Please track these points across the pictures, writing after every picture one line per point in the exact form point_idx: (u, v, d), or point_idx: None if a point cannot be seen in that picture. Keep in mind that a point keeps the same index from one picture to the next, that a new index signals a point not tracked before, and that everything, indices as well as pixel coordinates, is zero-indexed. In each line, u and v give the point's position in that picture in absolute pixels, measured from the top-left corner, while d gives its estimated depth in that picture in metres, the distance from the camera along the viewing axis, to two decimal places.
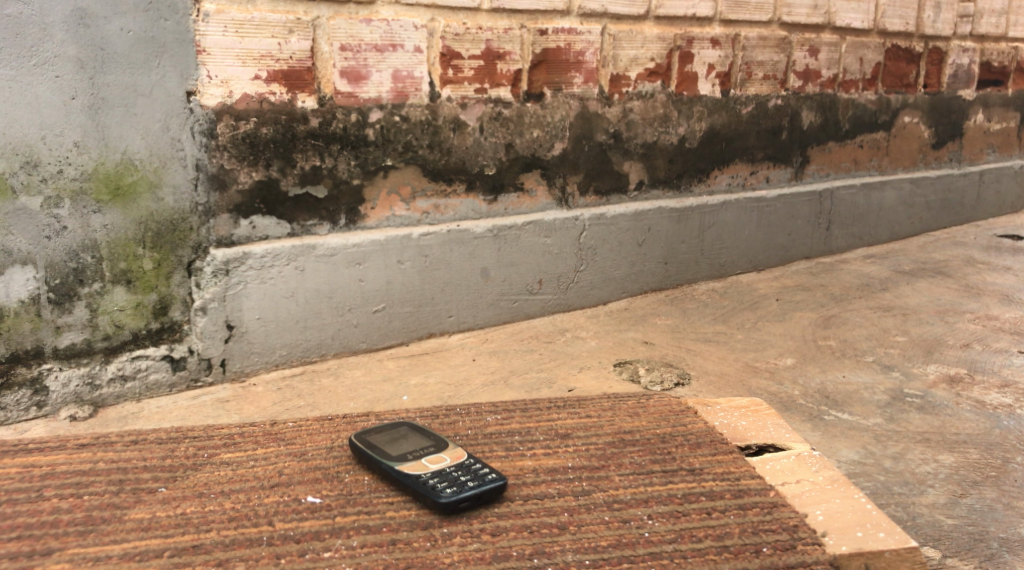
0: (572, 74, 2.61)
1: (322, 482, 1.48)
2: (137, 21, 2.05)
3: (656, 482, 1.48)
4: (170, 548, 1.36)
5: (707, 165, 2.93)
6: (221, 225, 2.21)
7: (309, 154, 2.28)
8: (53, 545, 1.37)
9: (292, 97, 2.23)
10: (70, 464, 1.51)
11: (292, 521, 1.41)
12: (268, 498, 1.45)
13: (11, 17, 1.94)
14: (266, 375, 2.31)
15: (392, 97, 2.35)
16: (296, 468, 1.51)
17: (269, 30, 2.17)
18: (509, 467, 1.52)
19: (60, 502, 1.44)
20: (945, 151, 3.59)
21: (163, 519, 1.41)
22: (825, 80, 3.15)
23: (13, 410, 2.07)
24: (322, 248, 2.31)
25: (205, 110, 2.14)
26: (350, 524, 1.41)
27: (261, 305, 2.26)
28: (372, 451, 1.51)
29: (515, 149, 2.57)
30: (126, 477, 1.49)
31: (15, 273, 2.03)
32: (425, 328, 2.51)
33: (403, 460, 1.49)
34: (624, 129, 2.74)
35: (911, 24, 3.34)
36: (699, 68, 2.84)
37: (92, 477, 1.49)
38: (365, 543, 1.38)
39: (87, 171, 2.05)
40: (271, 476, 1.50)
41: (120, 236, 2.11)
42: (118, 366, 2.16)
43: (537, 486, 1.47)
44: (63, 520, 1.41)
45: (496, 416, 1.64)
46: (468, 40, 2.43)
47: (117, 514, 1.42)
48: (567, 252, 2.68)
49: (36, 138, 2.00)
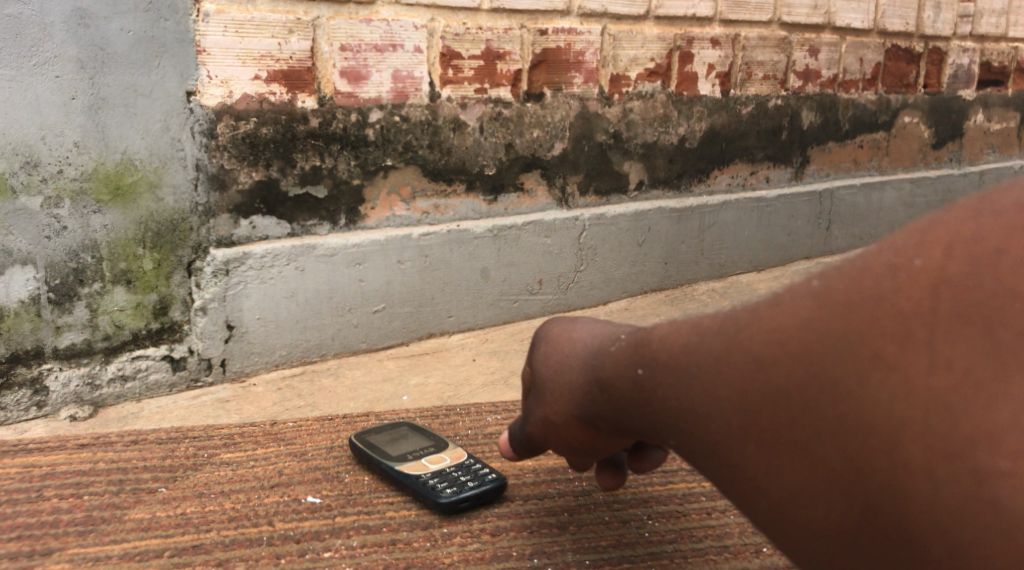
0: (572, 74, 2.60)
1: (322, 482, 1.63)
2: (137, 22, 2.04)
3: (655, 483, 1.60)
4: (170, 548, 1.47)
5: (707, 165, 2.93)
6: (221, 225, 2.21)
7: (309, 154, 2.27)
8: (54, 545, 1.48)
9: (292, 96, 2.22)
10: (70, 465, 1.68)
11: (292, 521, 1.53)
12: (267, 498, 1.59)
13: (11, 17, 1.93)
14: (266, 375, 2.33)
15: (392, 97, 2.35)
16: (296, 468, 1.68)
17: (269, 30, 2.17)
18: (510, 467, 1.66)
19: (60, 502, 1.57)
20: (945, 151, 3.60)
21: (162, 519, 1.54)
22: (825, 80, 3.14)
23: (13, 410, 2.07)
24: (322, 249, 2.32)
25: (205, 110, 2.14)
26: (350, 524, 1.52)
27: (261, 305, 2.28)
28: (372, 451, 1.64)
29: (515, 149, 2.56)
30: (126, 477, 1.65)
31: (15, 273, 2.02)
32: (425, 328, 2.53)
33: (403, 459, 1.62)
34: (624, 129, 2.73)
35: (911, 24, 3.34)
36: (699, 68, 2.83)
37: (93, 477, 1.64)
38: (365, 543, 1.47)
39: (87, 171, 2.05)
40: (270, 476, 1.65)
41: (120, 236, 2.11)
42: (119, 366, 2.16)
43: (537, 487, 1.59)
44: (64, 520, 1.53)
45: (497, 416, 1.80)
46: (468, 40, 2.42)
47: (116, 514, 1.55)
48: (567, 252, 2.69)
49: (36, 138, 1.99)
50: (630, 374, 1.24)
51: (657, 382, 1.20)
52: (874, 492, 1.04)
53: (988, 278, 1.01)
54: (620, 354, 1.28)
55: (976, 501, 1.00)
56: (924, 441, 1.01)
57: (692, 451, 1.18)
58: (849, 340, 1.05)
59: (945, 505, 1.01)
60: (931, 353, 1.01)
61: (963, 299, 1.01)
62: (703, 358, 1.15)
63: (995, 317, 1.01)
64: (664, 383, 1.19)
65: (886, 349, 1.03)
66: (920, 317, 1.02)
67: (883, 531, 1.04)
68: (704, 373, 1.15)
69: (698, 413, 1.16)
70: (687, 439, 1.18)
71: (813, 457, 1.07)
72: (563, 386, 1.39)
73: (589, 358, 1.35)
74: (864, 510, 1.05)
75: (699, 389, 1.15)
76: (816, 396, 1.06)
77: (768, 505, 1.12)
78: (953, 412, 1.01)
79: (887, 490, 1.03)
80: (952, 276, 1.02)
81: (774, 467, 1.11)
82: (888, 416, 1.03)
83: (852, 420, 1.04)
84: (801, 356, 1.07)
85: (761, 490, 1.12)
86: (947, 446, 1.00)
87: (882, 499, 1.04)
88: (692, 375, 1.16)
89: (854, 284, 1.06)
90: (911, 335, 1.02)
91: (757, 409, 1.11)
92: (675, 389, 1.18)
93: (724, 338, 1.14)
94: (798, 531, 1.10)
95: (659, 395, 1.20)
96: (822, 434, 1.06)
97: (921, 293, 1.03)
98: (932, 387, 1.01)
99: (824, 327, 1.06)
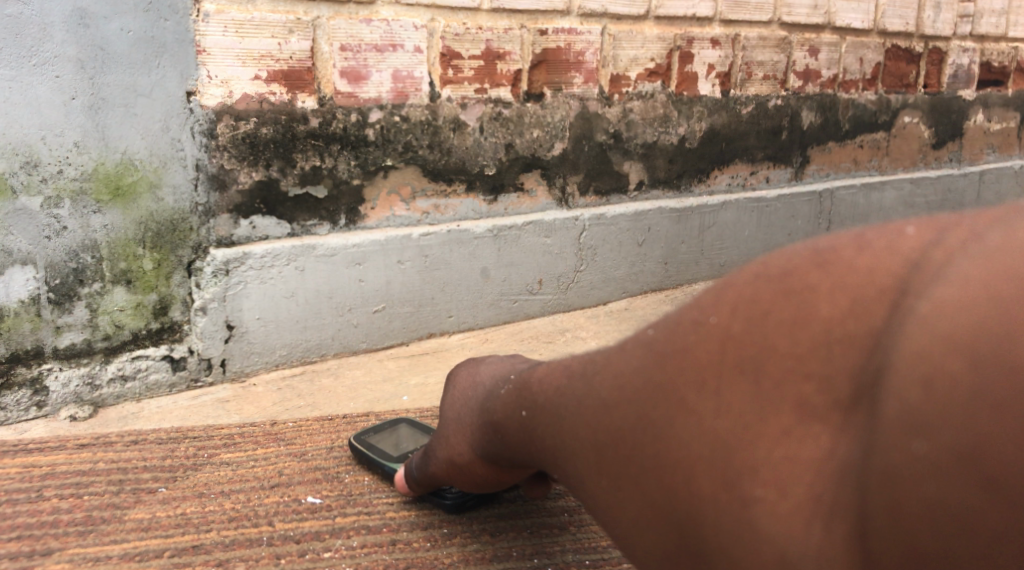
0: (572, 74, 2.60)
1: (321, 482, 1.66)
2: (138, 22, 2.04)
3: None
4: (170, 548, 1.49)
5: (707, 165, 2.93)
6: (221, 225, 2.21)
7: (309, 154, 2.27)
8: (54, 545, 1.49)
9: (292, 96, 2.22)
10: (70, 465, 1.68)
11: (292, 521, 1.56)
12: (268, 498, 1.61)
13: (11, 17, 1.93)
14: (266, 375, 2.33)
15: (392, 97, 2.35)
16: (297, 468, 1.70)
17: (269, 29, 2.16)
18: None
19: (60, 502, 1.58)
20: (945, 151, 3.60)
21: (163, 519, 1.55)
22: (825, 80, 3.14)
23: (13, 410, 2.07)
24: (322, 249, 2.32)
25: (205, 110, 2.14)
26: (350, 524, 1.56)
27: (261, 305, 2.28)
28: (371, 453, 1.70)
29: (515, 149, 2.56)
30: (126, 477, 1.65)
31: (15, 273, 2.03)
32: (425, 328, 2.53)
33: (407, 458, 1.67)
34: (624, 129, 2.73)
35: (911, 24, 3.33)
36: (699, 68, 2.83)
37: (92, 478, 1.65)
38: (365, 543, 1.52)
39: (87, 171, 2.05)
40: (271, 476, 1.68)
41: (120, 236, 2.11)
42: (119, 366, 2.16)
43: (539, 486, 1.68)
44: (63, 520, 1.54)
45: None
46: (468, 40, 2.42)
47: (117, 514, 1.56)
48: (567, 252, 2.70)
49: (36, 138, 1.99)
50: (515, 412, 1.37)
51: (537, 423, 1.32)
52: (682, 519, 1.17)
53: (756, 335, 1.13)
54: (507, 398, 1.39)
55: (742, 525, 1.13)
56: (708, 472, 1.15)
57: (563, 479, 1.31)
58: (660, 387, 1.18)
59: (749, 532, 1.12)
60: (719, 401, 1.14)
61: (740, 353, 1.14)
62: (573, 397, 1.27)
63: (759, 367, 1.13)
64: (540, 424, 1.32)
65: (685, 396, 1.16)
66: (711, 367, 1.15)
67: (691, 550, 1.17)
68: (569, 416, 1.27)
69: (564, 447, 1.28)
70: (559, 471, 1.31)
71: (640, 489, 1.20)
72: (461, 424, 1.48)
73: (484, 401, 1.45)
74: (680, 534, 1.18)
75: (565, 427, 1.27)
76: (640, 437, 1.19)
77: (621, 534, 1.24)
78: (730, 448, 1.14)
79: (690, 520, 1.16)
80: (736, 333, 1.14)
81: (620, 501, 1.23)
82: (688, 454, 1.16)
83: (664, 457, 1.17)
84: (633, 400, 1.20)
85: (615, 520, 1.24)
86: (724, 476, 1.14)
87: (689, 522, 1.17)
88: (560, 415, 1.28)
89: (673, 340, 1.18)
90: (702, 383, 1.15)
91: (604, 447, 1.23)
92: (550, 429, 1.30)
93: (584, 380, 1.26)
94: (644, 556, 1.22)
95: (539, 432, 1.32)
96: (644, 471, 1.19)
97: (711, 347, 1.15)
98: (717, 429, 1.14)
99: (646, 377, 1.19)
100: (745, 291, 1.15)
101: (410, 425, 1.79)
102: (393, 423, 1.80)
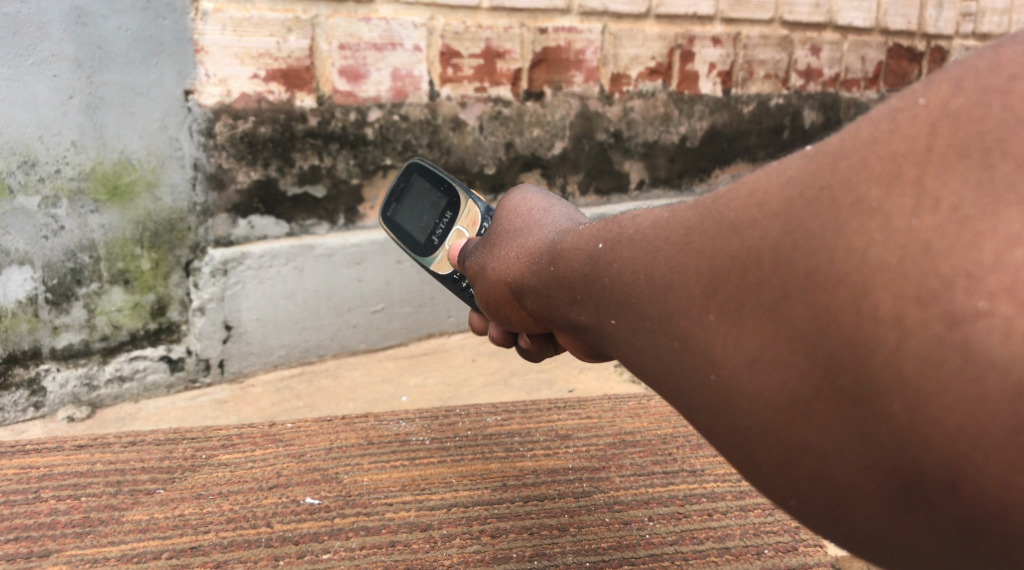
0: (572, 74, 2.58)
1: (320, 483, 1.65)
2: (135, 20, 2.01)
3: (656, 483, 1.70)
4: (168, 550, 1.48)
5: (707, 163, 2.94)
6: (220, 225, 2.22)
7: (308, 154, 2.27)
8: (51, 547, 1.48)
9: (291, 95, 2.21)
10: (67, 466, 1.68)
11: (292, 521, 1.55)
12: (268, 499, 1.60)
13: (9, 16, 1.89)
14: (265, 376, 2.35)
15: (391, 96, 2.33)
16: (295, 470, 1.69)
17: (267, 28, 2.15)
18: (513, 466, 1.74)
19: (57, 503, 1.58)
20: None
21: (160, 521, 1.55)
22: (826, 80, 3.13)
23: (11, 411, 2.07)
24: (321, 248, 2.34)
25: (203, 109, 2.12)
26: (349, 526, 1.55)
27: (259, 306, 2.30)
28: (404, 243, 1.81)
29: (515, 149, 2.56)
30: (124, 479, 1.65)
31: (13, 273, 2.01)
32: (425, 328, 2.56)
33: (433, 249, 1.77)
34: (625, 129, 2.72)
35: (914, 23, 3.30)
36: (699, 67, 2.81)
37: (90, 479, 1.65)
38: (363, 545, 1.50)
39: (84, 170, 2.03)
40: (269, 477, 1.67)
41: (118, 236, 2.10)
42: (116, 367, 2.17)
43: (537, 487, 1.68)
44: (61, 521, 1.53)
45: (496, 417, 1.93)
46: (468, 38, 2.39)
47: (115, 515, 1.56)
48: None
49: (33, 138, 1.97)
50: (588, 250, 1.17)
51: (615, 256, 1.12)
52: (837, 349, 0.95)
53: (997, 104, 0.94)
54: (586, 232, 1.21)
55: (950, 345, 0.92)
56: (897, 285, 0.93)
57: (633, 325, 1.09)
58: (832, 189, 0.97)
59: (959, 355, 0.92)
60: (922, 192, 0.94)
61: (962, 132, 0.94)
62: (673, 230, 1.07)
63: (1002, 143, 0.93)
64: (619, 258, 1.11)
65: (870, 193, 0.96)
66: (913, 156, 0.95)
67: (841, 391, 0.96)
68: (670, 248, 1.06)
69: (655, 286, 1.07)
70: (630, 316, 1.10)
71: (777, 321, 0.98)
72: (524, 255, 1.38)
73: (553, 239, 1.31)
74: (825, 369, 0.96)
75: (661, 260, 1.07)
76: (788, 255, 0.98)
77: (720, 379, 1.02)
78: (938, 248, 0.93)
79: (850, 350, 0.95)
80: (957, 110, 0.95)
81: (734, 336, 1.01)
82: (867, 263, 0.94)
83: (822, 271, 0.96)
84: (779, 214, 0.99)
85: (714, 362, 1.02)
86: (923, 286, 0.93)
87: (847, 353, 0.95)
88: (656, 248, 1.08)
89: (857, 137, 0.98)
90: (898, 176, 0.95)
91: (723, 276, 1.01)
92: (631, 263, 1.10)
93: (698, 210, 1.06)
94: (749, 406, 1.00)
95: (614, 268, 1.12)
96: (788, 294, 0.98)
97: (916, 131, 0.96)
98: (918, 227, 0.93)
99: (803, 182, 0.99)
100: (976, 66, 0.96)
101: (422, 178, 1.84)
102: (406, 176, 1.85)
